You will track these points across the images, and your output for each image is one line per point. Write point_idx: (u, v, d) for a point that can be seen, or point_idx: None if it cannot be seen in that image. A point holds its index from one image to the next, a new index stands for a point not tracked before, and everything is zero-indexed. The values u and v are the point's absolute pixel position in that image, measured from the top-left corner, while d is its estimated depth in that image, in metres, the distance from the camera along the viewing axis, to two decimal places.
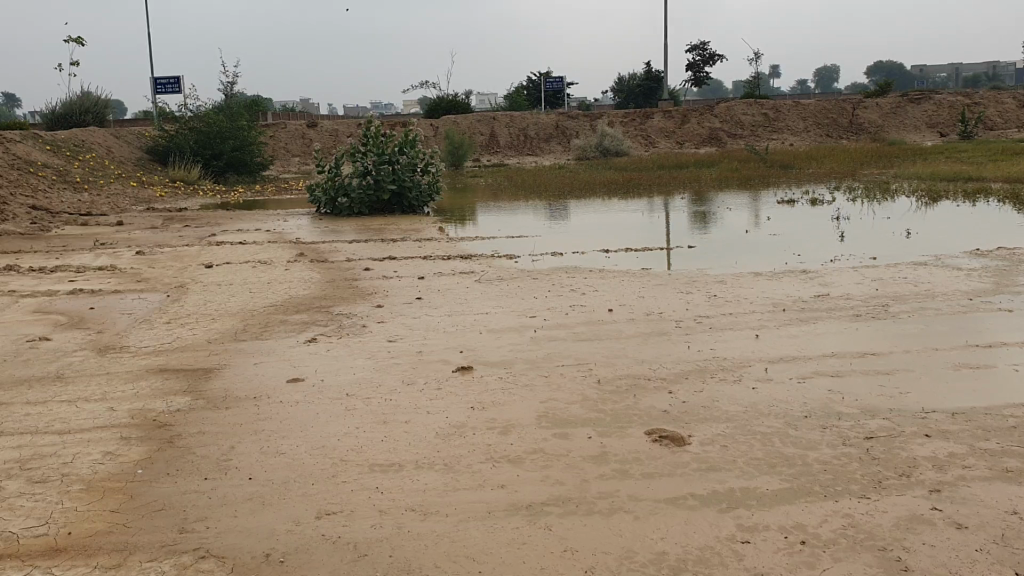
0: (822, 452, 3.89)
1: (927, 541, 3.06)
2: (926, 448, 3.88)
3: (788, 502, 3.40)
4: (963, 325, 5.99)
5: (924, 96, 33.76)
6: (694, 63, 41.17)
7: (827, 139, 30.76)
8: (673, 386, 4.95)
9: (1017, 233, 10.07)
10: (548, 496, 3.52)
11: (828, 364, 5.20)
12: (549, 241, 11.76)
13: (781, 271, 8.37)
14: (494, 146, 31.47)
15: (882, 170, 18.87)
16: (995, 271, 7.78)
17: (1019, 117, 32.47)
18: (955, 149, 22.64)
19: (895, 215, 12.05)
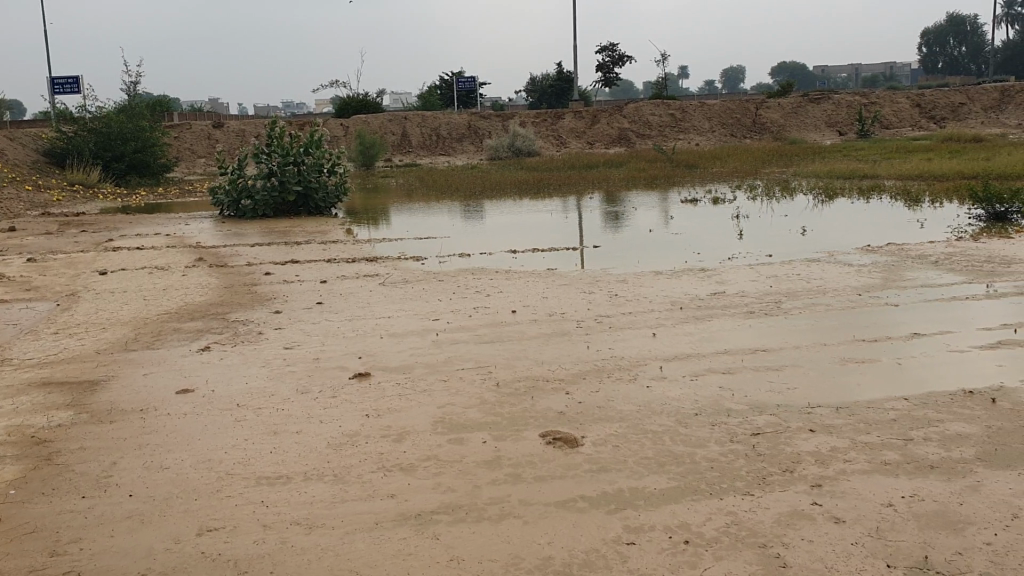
0: (709, 449, 3.94)
1: (806, 536, 3.13)
2: (810, 443, 3.97)
3: (674, 501, 3.44)
4: (851, 321, 6.15)
5: (824, 95, 34.82)
6: (604, 63, 41.57)
7: (732, 139, 31.40)
8: (569, 386, 4.96)
9: (904, 229, 10.43)
10: (437, 505, 3.48)
11: (720, 362, 5.28)
12: (456, 242, 11.71)
13: (680, 270, 8.50)
14: (405, 146, 31.26)
15: (782, 169, 19.31)
16: (883, 267, 8.02)
17: (913, 116, 33.75)
18: (853, 148, 23.37)
19: (793, 213, 12.34)
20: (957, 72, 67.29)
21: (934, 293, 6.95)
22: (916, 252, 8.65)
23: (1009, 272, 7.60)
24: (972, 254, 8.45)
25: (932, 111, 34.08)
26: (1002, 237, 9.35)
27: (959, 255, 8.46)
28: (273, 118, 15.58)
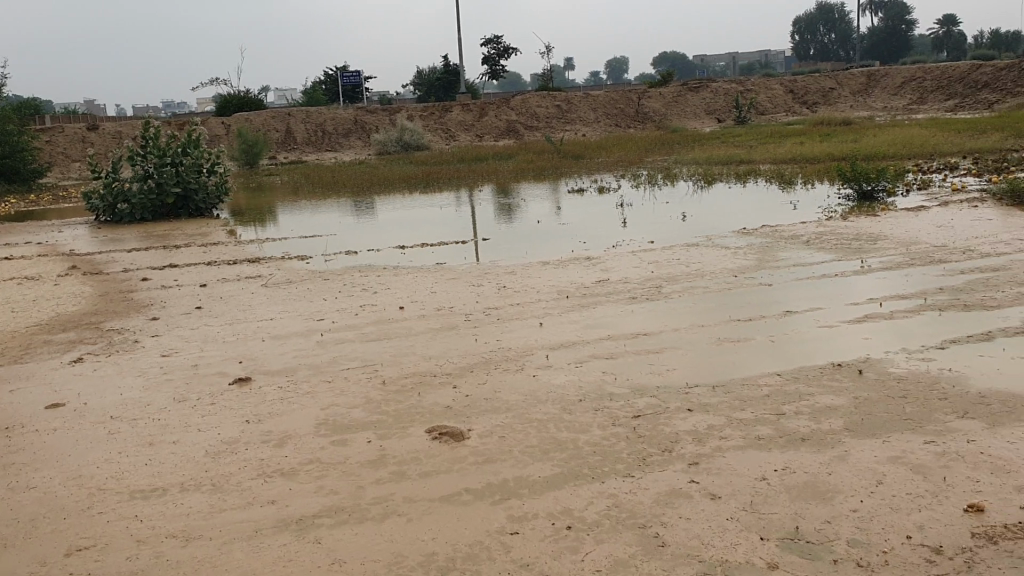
0: (592, 434, 3.99)
1: (683, 514, 3.20)
2: (688, 422, 4.07)
3: (557, 487, 3.47)
4: (728, 301, 6.33)
5: (703, 84, 35.71)
6: (490, 56, 41.58)
7: (617, 129, 31.87)
8: (456, 380, 4.95)
9: (778, 211, 10.80)
10: (318, 508, 3.42)
11: (603, 347, 5.37)
12: (344, 239, 11.55)
13: (567, 259, 8.59)
14: (291, 143, 30.76)
15: (665, 157, 19.73)
16: (758, 248, 8.29)
17: (786, 102, 34.97)
18: (731, 135, 24.01)
19: (674, 199, 12.63)
20: (828, 58, 69.91)
21: (807, 271, 7.21)
22: (788, 233, 8.96)
23: (875, 249, 7.94)
24: (841, 233, 8.81)
25: (805, 96, 35.37)
26: (869, 216, 9.76)
27: (830, 234, 8.78)
28: (146, 119, 15.04)
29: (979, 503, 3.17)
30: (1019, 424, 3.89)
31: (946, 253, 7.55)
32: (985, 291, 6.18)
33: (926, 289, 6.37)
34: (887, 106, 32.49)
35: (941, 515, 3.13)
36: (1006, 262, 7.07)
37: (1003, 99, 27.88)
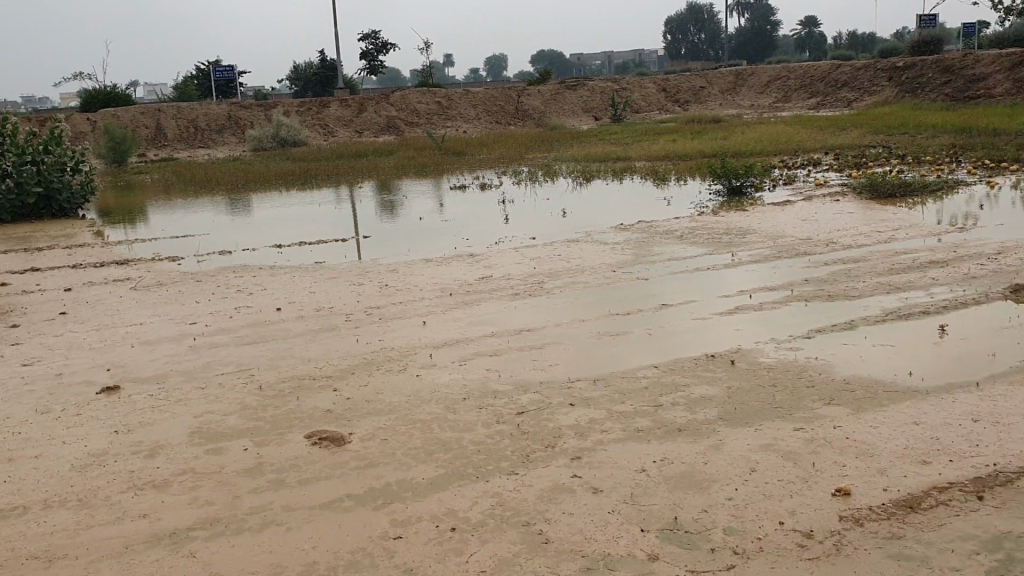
0: (476, 433, 3.98)
1: (566, 510, 3.23)
2: (570, 417, 4.10)
3: (441, 489, 3.45)
4: (608, 296, 6.43)
5: (580, 82, 36.21)
6: (368, 51, 41.06)
7: (497, 126, 31.99)
8: (336, 383, 4.86)
9: (654, 207, 11.03)
10: (193, 520, 3.30)
11: (486, 344, 5.37)
12: (219, 239, 11.20)
13: (448, 256, 8.56)
14: (161, 140, 29.60)
15: (544, 154, 19.91)
16: (635, 243, 8.45)
17: (660, 100, 35.80)
18: (608, 132, 24.45)
19: (554, 196, 12.76)
20: (699, 57, 71.96)
21: (681, 265, 7.39)
22: (663, 228, 9.16)
23: (744, 242, 8.21)
24: (713, 227, 9.07)
25: (677, 95, 36.33)
26: (739, 210, 10.09)
27: (702, 229, 9.03)
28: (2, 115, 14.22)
29: (846, 487, 3.30)
30: (881, 408, 4.08)
31: (810, 245, 7.88)
32: (847, 282, 6.47)
33: (793, 280, 6.62)
34: (755, 105, 33.67)
35: (812, 500, 3.25)
36: (865, 253, 7.43)
37: (861, 98, 29.31)
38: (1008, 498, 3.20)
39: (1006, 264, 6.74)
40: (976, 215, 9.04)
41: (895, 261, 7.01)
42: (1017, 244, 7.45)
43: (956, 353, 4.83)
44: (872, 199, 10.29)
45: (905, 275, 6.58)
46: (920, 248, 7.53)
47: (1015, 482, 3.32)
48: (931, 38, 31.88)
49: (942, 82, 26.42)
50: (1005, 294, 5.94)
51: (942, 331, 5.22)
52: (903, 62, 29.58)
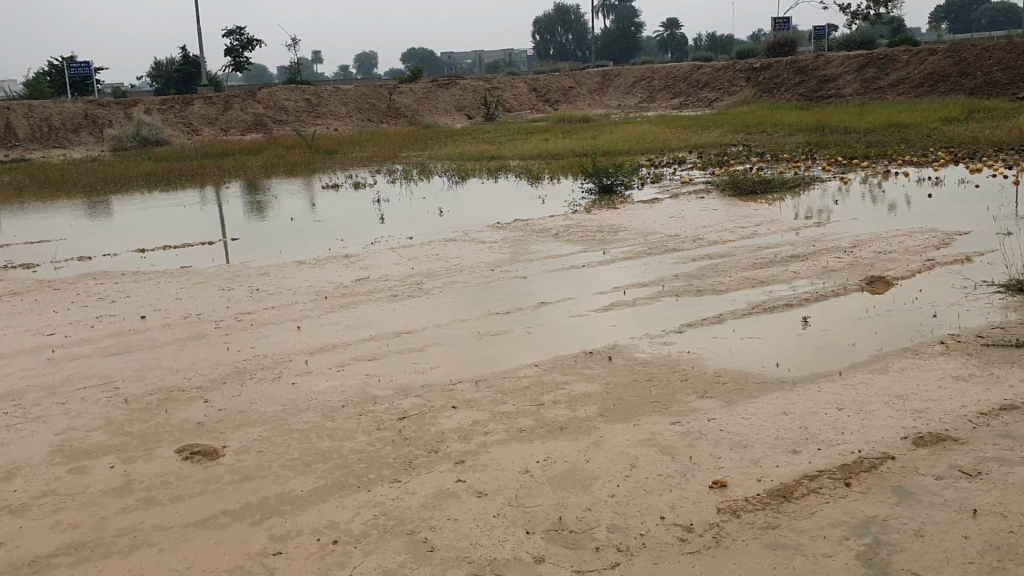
0: (356, 440, 3.90)
1: (450, 516, 3.20)
2: (452, 420, 4.07)
3: (321, 500, 3.36)
4: (486, 295, 6.43)
5: (451, 80, 36.15)
6: (233, 48, 39.84)
7: (369, 124, 31.59)
8: (209, 393, 4.68)
9: (529, 205, 11.11)
10: (55, 547, 3.12)
11: (364, 348, 5.27)
12: (79, 243, 10.65)
13: (323, 258, 8.38)
14: (10, 139, 27.91)
15: (417, 153, 19.78)
16: (512, 242, 8.49)
17: (531, 100, 36.11)
18: (480, 131, 24.51)
19: (428, 195, 12.69)
20: (567, 57, 72.97)
21: (557, 263, 7.45)
22: (539, 227, 9.23)
23: (617, 240, 8.35)
24: (588, 225, 9.19)
25: (547, 94, 36.74)
26: (611, 208, 10.26)
27: (576, 227, 9.15)
28: None
29: (722, 479, 3.39)
30: (752, 400, 4.21)
31: (679, 242, 8.09)
32: (715, 276, 6.66)
33: (664, 276, 6.77)
34: (622, 105, 34.37)
35: (690, 493, 3.32)
36: (731, 249, 7.68)
37: (722, 98, 30.35)
38: (873, 484, 3.36)
39: (860, 256, 7.09)
40: (830, 209, 9.48)
41: (760, 256, 7.28)
42: (869, 237, 7.86)
43: (818, 344, 5.04)
44: (735, 196, 10.66)
45: (769, 269, 6.83)
46: (782, 242, 7.84)
47: (878, 467, 3.48)
48: (785, 40, 33.31)
49: (796, 83, 27.65)
50: (860, 286, 6.24)
51: (805, 323, 5.44)
52: (760, 63, 30.80)
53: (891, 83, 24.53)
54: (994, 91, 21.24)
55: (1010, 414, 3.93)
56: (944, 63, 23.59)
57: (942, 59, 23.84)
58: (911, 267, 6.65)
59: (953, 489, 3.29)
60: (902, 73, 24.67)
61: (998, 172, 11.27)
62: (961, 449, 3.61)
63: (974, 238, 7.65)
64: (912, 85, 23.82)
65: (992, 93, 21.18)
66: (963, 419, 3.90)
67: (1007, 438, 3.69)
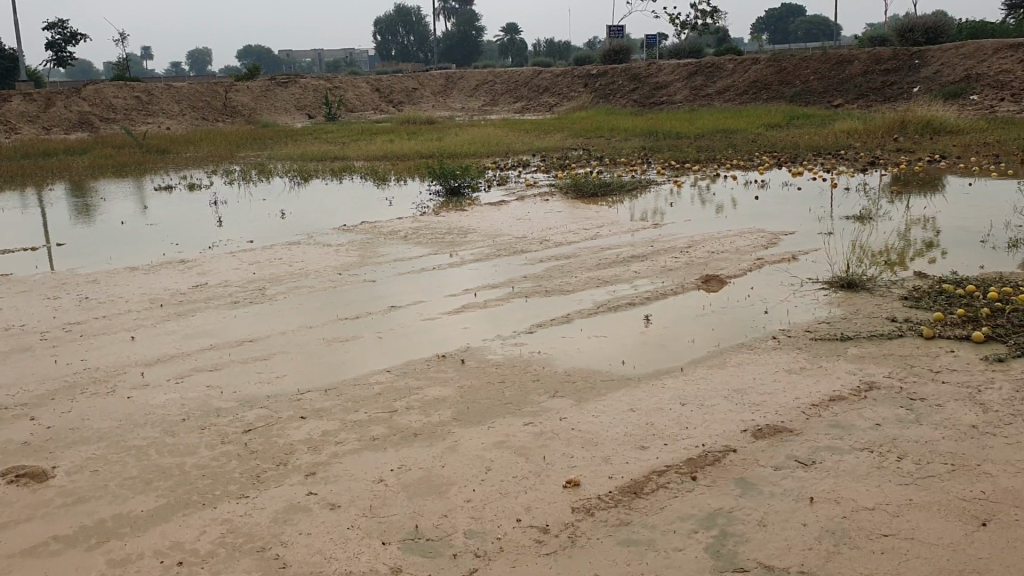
0: (200, 455, 3.73)
1: (303, 530, 3.11)
2: (301, 431, 3.96)
3: (164, 519, 3.20)
4: (333, 300, 6.30)
5: (290, 79, 35.28)
6: (54, 42, 37.46)
7: (203, 124, 30.39)
8: (35, 411, 4.36)
9: (374, 207, 10.97)
10: None
11: (205, 359, 5.05)
12: None
13: (159, 263, 8.01)
14: None
15: (257, 153, 19.19)
16: (358, 244, 8.37)
17: (374, 100, 35.72)
18: (322, 131, 24.03)
19: (270, 197, 12.34)
20: (409, 58, 72.65)
21: (406, 265, 7.40)
22: (386, 229, 9.14)
23: (466, 242, 8.37)
24: (435, 227, 9.18)
25: (390, 95, 36.41)
26: (458, 210, 10.27)
27: (423, 229, 9.11)
28: None
29: (576, 478, 3.44)
30: (600, 397, 4.30)
31: (526, 243, 8.19)
32: (561, 277, 6.77)
33: (512, 277, 6.83)
34: (465, 107, 34.57)
35: (545, 494, 3.35)
36: (576, 250, 7.84)
37: (562, 102, 30.97)
38: (718, 477, 3.48)
39: (695, 256, 7.38)
40: (666, 211, 9.84)
41: (603, 257, 7.45)
42: (704, 236, 8.19)
43: (661, 341, 5.20)
44: (577, 198, 10.89)
45: (612, 269, 7.00)
46: (623, 242, 8.06)
47: (722, 460, 3.62)
48: (620, 48, 34.32)
49: (632, 89, 28.54)
50: (697, 284, 6.49)
51: (649, 321, 5.60)
52: (596, 69, 31.63)
53: (719, 90, 25.70)
54: (811, 99, 22.61)
55: (839, 404, 4.18)
56: (766, 71, 24.91)
57: (764, 68, 25.16)
58: (743, 266, 6.97)
59: (790, 478, 3.46)
60: (729, 80, 25.89)
61: (816, 175, 12.00)
62: (796, 440, 3.80)
63: (798, 237, 8.11)
64: (738, 92, 25.03)
65: (810, 101, 22.54)
66: (797, 410, 4.11)
67: (837, 428, 3.91)
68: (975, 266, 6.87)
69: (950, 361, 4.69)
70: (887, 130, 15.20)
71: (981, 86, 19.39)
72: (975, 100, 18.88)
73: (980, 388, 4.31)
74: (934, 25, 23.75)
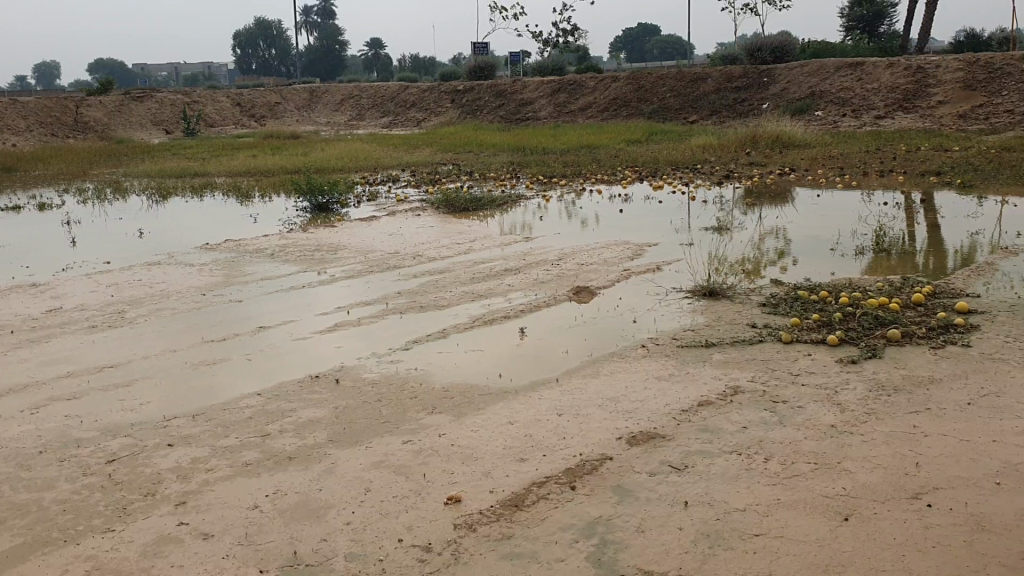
0: (59, 489, 3.54)
1: (175, 562, 2.99)
2: (169, 459, 3.80)
3: (22, 561, 3.02)
4: (199, 322, 6.08)
5: (145, 93, 33.93)
6: None
7: (52, 140, 28.74)
8: None
9: (238, 225, 10.68)
10: None
11: (62, 387, 4.78)
12: None
13: (7, 288, 7.55)
14: None
15: (110, 170, 18.33)
16: (223, 264, 8.13)
17: (235, 114, 34.75)
18: (180, 147, 23.17)
19: (127, 215, 11.81)
20: (270, 72, 71.14)
21: (274, 284, 7.23)
22: (253, 247, 8.91)
23: (336, 258, 8.25)
24: (303, 244, 9.01)
25: (252, 109, 35.53)
26: (326, 227, 10.10)
27: (291, 246, 8.93)
28: None
29: (456, 494, 3.43)
30: (479, 412, 4.30)
31: (398, 258, 8.14)
32: (435, 292, 6.76)
33: (385, 294, 6.77)
34: (330, 122, 34.13)
35: (425, 512, 3.32)
36: (449, 264, 7.84)
37: (429, 117, 30.97)
38: (596, 485, 3.54)
39: (566, 268, 7.50)
40: (534, 225, 9.95)
41: (476, 271, 7.47)
42: (573, 249, 8.33)
43: (535, 353, 5.25)
44: (449, 213, 10.89)
45: (485, 283, 7.03)
46: (495, 256, 8.11)
47: (599, 469, 3.68)
48: (484, 64, 34.63)
49: (497, 105, 28.80)
50: (569, 296, 6.59)
51: (523, 334, 5.65)
52: (462, 86, 31.81)
53: (581, 106, 26.25)
54: (669, 115, 23.37)
55: (707, 409, 4.32)
56: (626, 89, 25.60)
57: (624, 85, 25.86)
58: (611, 276, 7.13)
59: (665, 483, 3.55)
60: (591, 97, 26.48)
61: (676, 188, 12.40)
62: (669, 445, 3.90)
63: (661, 248, 8.35)
64: (599, 109, 25.62)
65: (667, 117, 23.30)
66: (669, 416, 4.22)
67: (706, 432, 4.04)
68: (825, 273, 7.24)
69: (809, 364, 4.92)
70: (740, 145, 15.85)
71: (824, 103, 20.51)
72: (819, 116, 19.95)
73: (837, 389, 4.53)
74: (780, 45, 24.97)
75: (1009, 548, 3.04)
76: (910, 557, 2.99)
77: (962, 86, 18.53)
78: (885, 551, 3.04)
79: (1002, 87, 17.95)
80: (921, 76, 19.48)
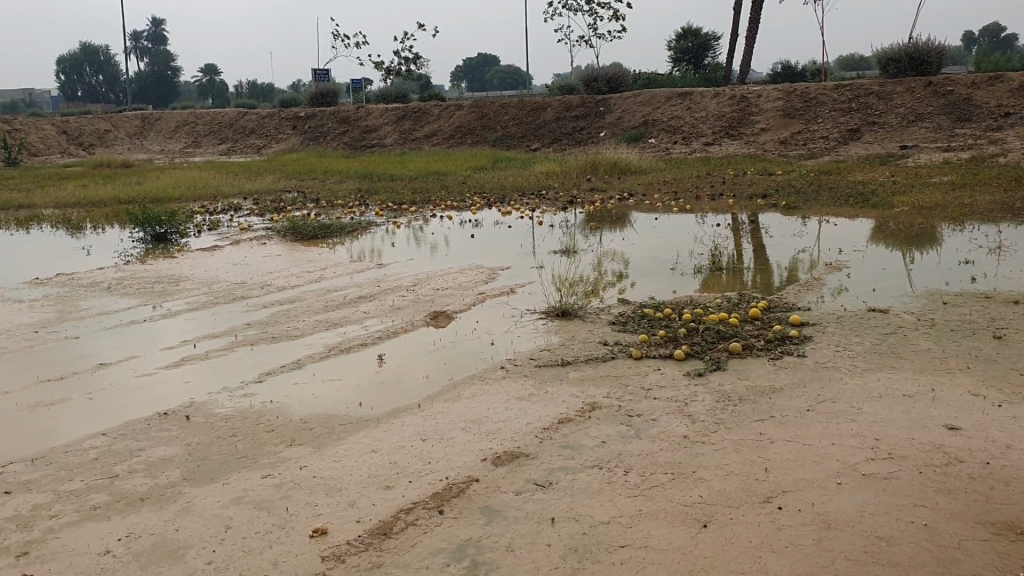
0: None
1: None
2: (8, 508, 3.55)
3: None
4: (34, 361, 5.72)
5: None
6: None
7: None
8: None
9: (68, 258, 10.07)
10: None
11: None
12: None
13: None
14: None
15: None
16: (55, 299, 7.67)
17: (61, 143, 32.80)
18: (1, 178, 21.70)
19: None
20: (98, 99, 67.78)
21: (113, 319, 6.88)
22: (87, 281, 8.45)
23: (178, 290, 7.93)
24: (143, 276, 8.63)
25: (79, 137, 33.67)
26: (167, 258, 9.70)
27: (130, 279, 8.52)
28: None
29: (322, 526, 3.35)
30: (340, 441, 4.23)
31: (245, 289, 7.91)
32: (288, 322, 6.61)
33: (234, 325, 6.56)
34: (164, 150, 32.81)
35: (291, 546, 3.23)
36: (300, 293, 7.68)
37: (270, 144, 30.27)
38: (463, 507, 3.54)
39: (420, 293, 7.49)
40: (384, 251, 9.89)
41: (329, 299, 7.37)
42: (426, 275, 8.32)
43: (394, 379, 5.21)
44: (297, 241, 10.68)
45: (339, 311, 6.94)
46: (347, 284, 8.02)
47: (466, 491, 3.68)
48: (325, 91, 34.22)
49: (341, 132, 28.49)
50: (426, 321, 6.59)
51: (381, 360, 5.60)
52: (304, 112, 31.31)
53: (426, 134, 26.31)
54: (512, 143, 23.75)
55: (567, 425, 4.40)
56: (470, 117, 25.86)
57: (467, 113, 26.14)
58: (465, 300, 7.17)
59: (531, 501, 3.59)
60: (435, 125, 26.60)
61: (522, 213, 12.61)
62: (533, 463, 3.96)
63: (511, 271, 8.46)
64: (443, 136, 25.77)
65: (510, 144, 23.68)
66: (531, 435, 4.28)
67: (568, 448, 4.12)
68: (666, 292, 7.52)
69: (659, 378, 5.10)
70: (583, 170, 16.28)
71: (657, 131, 21.37)
72: (653, 143, 20.77)
73: (687, 401, 4.72)
74: (615, 75, 25.88)
75: (852, 543, 3.23)
76: (766, 558, 3.14)
77: (782, 114, 19.73)
78: (742, 554, 3.17)
79: (818, 115, 19.22)
80: (745, 104, 20.62)
